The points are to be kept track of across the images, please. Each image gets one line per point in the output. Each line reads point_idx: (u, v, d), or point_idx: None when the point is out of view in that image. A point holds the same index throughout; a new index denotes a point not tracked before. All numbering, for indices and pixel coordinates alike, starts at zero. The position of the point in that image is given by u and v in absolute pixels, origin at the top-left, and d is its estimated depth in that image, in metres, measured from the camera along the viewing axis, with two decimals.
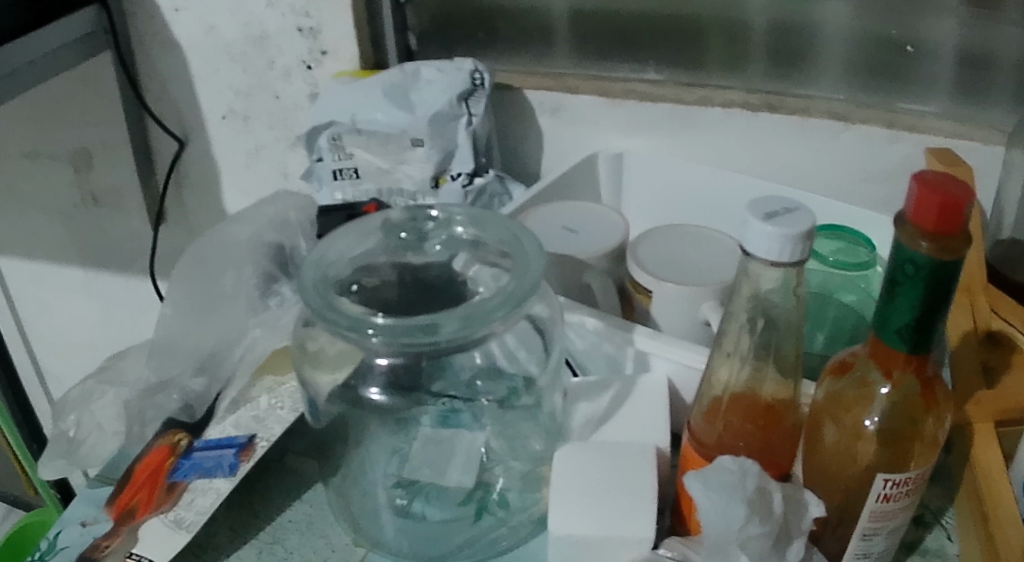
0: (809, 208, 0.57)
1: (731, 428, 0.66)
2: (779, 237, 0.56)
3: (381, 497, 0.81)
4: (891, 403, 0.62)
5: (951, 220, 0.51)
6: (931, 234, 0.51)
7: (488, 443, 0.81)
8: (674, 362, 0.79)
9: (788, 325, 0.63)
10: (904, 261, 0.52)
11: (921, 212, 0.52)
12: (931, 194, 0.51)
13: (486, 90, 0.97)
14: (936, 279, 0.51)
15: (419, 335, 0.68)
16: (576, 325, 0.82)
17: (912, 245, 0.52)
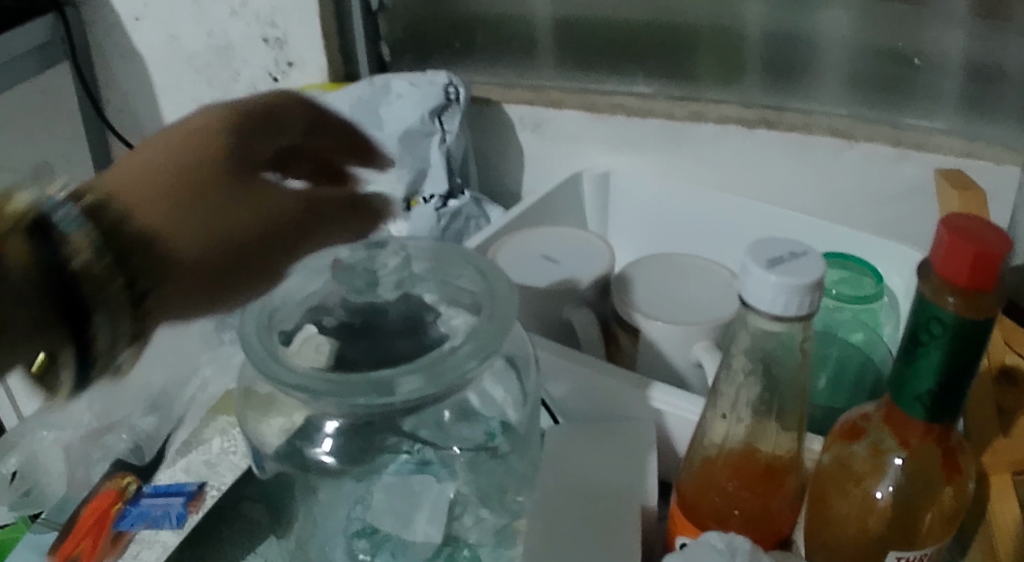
0: (818, 252, 0.45)
1: (724, 495, 0.49)
2: (784, 288, 0.43)
3: (337, 551, 0.66)
4: (908, 468, 0.46)
5: (986, 275, 0.39)
6: (962, 288, 0.40)
7: (458, 490, 0.65)
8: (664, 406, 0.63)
9: (794, 385, 0.48)
10: (927, 320, 0.40)
11: (951, 264, 0.40)
12: (965, 241, 0.39)
13: (462, 106, 0.86)
14: (958, 349, 0.40)
15: (370, 397, 0.56)
16: (562, 363, 0.65)
17: (939, 302, 0.40)
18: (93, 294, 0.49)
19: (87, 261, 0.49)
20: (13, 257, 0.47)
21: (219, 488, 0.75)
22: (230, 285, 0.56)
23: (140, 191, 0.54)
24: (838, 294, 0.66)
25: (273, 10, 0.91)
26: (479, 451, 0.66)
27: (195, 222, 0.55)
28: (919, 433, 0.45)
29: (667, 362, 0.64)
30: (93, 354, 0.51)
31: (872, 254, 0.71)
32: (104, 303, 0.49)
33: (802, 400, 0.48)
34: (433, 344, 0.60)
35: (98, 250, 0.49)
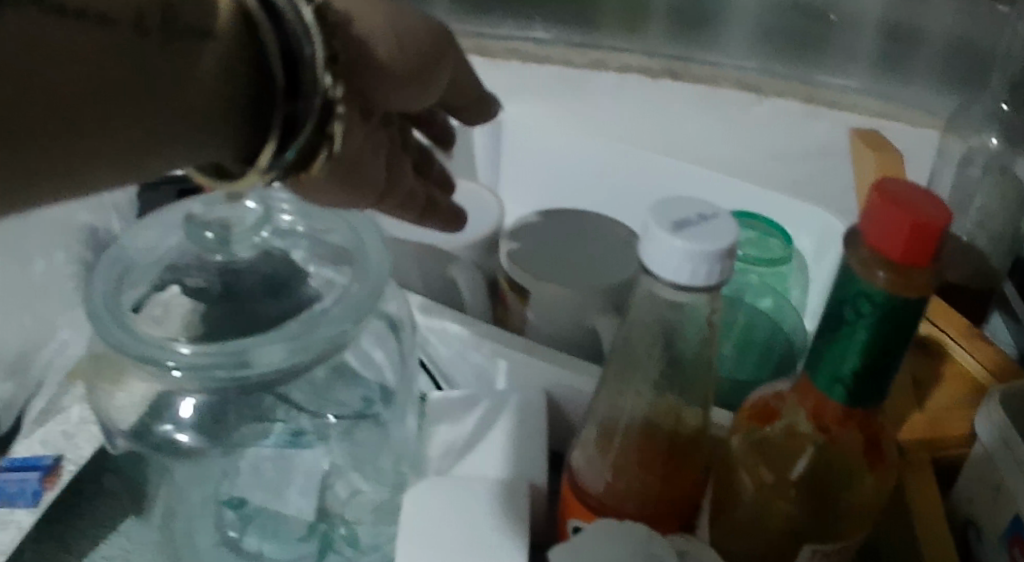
0: (730, 215, 0.40)
1: (623, 478, 0.43)
2: (690, 256, 0.38)
3: (201, 539, 0.60)
4: (825, 452, 0.40)
5: (922, 250, 0.34)
6: (894, 263, 0.35)
7: (333, 460, 0.61)
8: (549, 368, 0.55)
9: (697, 358, 0.43)
10: (854, 298, 0.36)
11: (884, 237, 0.35)
12: (902, 212, 0.35)
13: None
14: (885, 330, 0.35)
15: (228, 368, 0.49)
16: (445, 327, 0.58)
17: (867, 277, 0.35)
18: (315, 85, 0.40)
19: (284, 45, 0.39)
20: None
21: (78, 462, 0.63)
22: (385, 94, 0.45)
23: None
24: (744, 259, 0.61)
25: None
26: (358, 420, 0.60)
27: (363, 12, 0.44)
28: (839, 416, 0.38)
29: (558, 322, 0.57)
30: (296, 150, 0.41)
31: (780, 214, 0.66)
32: (321, 95, 0.40)
33: (709, 371, 0.44)
34: (304, 303, 0.53)
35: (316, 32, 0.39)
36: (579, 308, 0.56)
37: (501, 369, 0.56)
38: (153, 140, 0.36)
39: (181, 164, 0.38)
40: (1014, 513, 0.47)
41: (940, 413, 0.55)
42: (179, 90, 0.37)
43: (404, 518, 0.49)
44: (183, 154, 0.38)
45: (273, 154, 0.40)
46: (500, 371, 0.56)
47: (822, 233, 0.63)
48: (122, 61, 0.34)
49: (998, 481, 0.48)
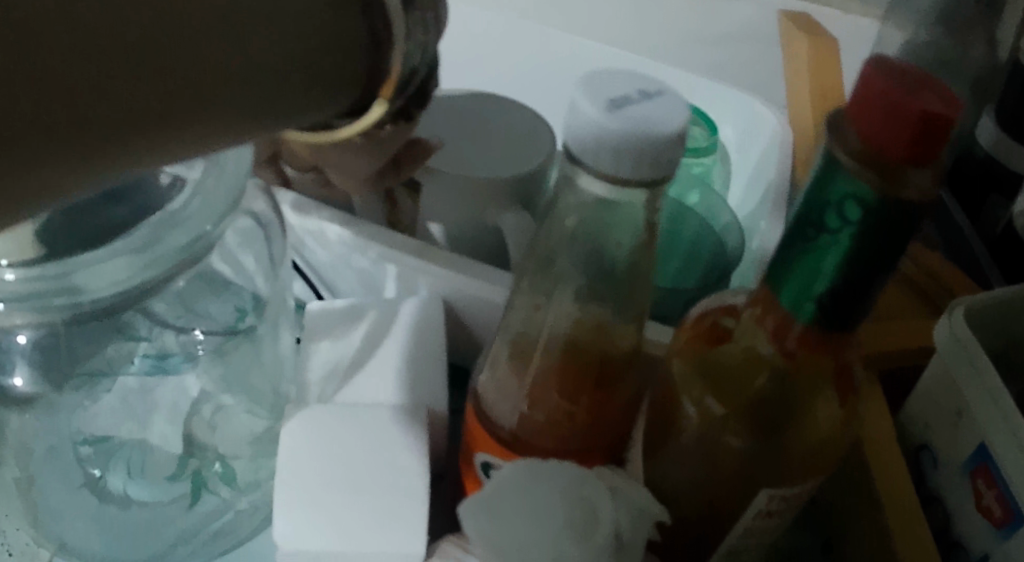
0: (675, 92, 0.30)
1: (545, 414, 0.34)
2: (629, 138, 0.28)
3: (49, 487, 0.47)
4: (787, 386, 0.32)
5: (931, 143, 0.27)
6: (901, 159, 0.27)
7: (203, 386, 0.49)
8: (444, 274, 0.44)
9: (636, 271, 0.33)
10: (838, 199, 0.28)
11: (883, 128, 0.28)
12: (909, 96, 0.27)
13: None
14: (876, 238, 0.28)
15: (61, 297, 0.39)
16: (321, 229, 0.46)
17: (855, 173, 0.28)
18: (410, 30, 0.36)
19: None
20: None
21: None
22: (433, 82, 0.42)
23: None
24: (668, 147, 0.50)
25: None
26: (228, 337, 0.49)
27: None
28: (807, 339, 0.31)
29: (454, 213, 0.49)
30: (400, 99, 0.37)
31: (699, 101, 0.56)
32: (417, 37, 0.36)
33: (648, 283, 0.34)
34: (155, 203, 0.42)
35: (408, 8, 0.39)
36: (477, 203, 0.48)
37: (391, 275, 0.46)
38: (257, 98, 0.28)
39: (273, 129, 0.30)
40: (979, 441, 0.42)
41: (904, 323, 0.48)
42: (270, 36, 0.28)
43: (282, 461, 0.39)
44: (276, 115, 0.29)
45: (382, 112, 0.36)
46: (390, 277, 0.46)
47: (748, 122, 0.54)
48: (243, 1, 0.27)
49: (960, 406, 0.44)
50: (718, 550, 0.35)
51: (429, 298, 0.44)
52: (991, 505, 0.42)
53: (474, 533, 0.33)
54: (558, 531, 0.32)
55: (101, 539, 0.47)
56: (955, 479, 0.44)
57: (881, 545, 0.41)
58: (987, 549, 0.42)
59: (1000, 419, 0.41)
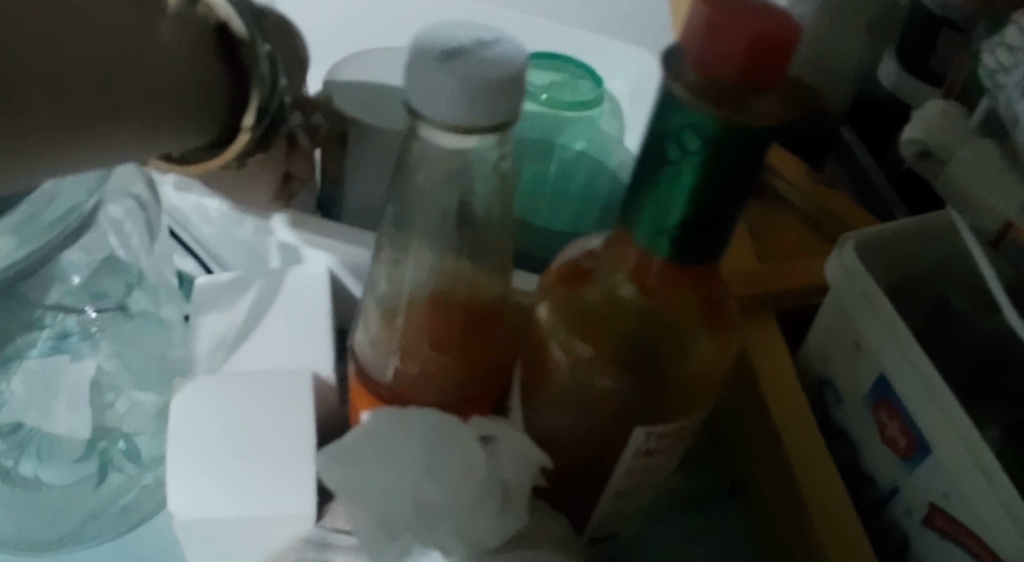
0: (513, 39, 0.30)
1: (417, 364, 0.34)
2: (463, 86, 0.28)
3: None
4: (652, 322, 0.32)
5: (764, 71, 0.27)
6: (734, 90, 0.27)
7: (100, 366, 0.48)
8: (334, 247, 0.44)
9: (493, 223, 0.33)
10: (678, 131, 0.28)
11: (715, 55, 0.27)
12: (740, 20, 0.27)
13: None
14: (721, 169, 0.28)
15: None
16: (201, 202, 0.45)
17: (694, 105, 0.27)
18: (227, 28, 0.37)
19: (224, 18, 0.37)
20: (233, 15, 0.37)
21: None
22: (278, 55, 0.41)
23: None
24: (556, 103, 0.49)
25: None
26: (118, 313, 0.49)
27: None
28: (667, 272, 0.31)
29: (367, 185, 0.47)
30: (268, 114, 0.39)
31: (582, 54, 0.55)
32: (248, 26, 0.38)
33: (507, 231, 0.34)
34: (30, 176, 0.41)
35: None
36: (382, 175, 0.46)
37: (274, 243, 0.45)
38: (165, 107, 0.32)
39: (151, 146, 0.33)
40: (878, 373, 0.42)
41: (796, 263, 0.48)
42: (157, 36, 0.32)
43: (172, 431, 0.38)
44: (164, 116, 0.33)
45: (251, 135, 0.39)
46: (272, 247, 0.45)
47: (639, 74, 0.54)
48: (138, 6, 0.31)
49: (858, 339, 0.43)
50: (606, 492, 0.35)
51: (323, 266, 0.44)
52: (897, 435, 0.42)
53: (332, 483, 0.33)
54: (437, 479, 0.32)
55: (12, 521, 0.44)
56: (857, 411, 0.44)
57: (783, 480, 0.41)
58: (897, 480, 0.42)
59: (894, 344, 0.41)
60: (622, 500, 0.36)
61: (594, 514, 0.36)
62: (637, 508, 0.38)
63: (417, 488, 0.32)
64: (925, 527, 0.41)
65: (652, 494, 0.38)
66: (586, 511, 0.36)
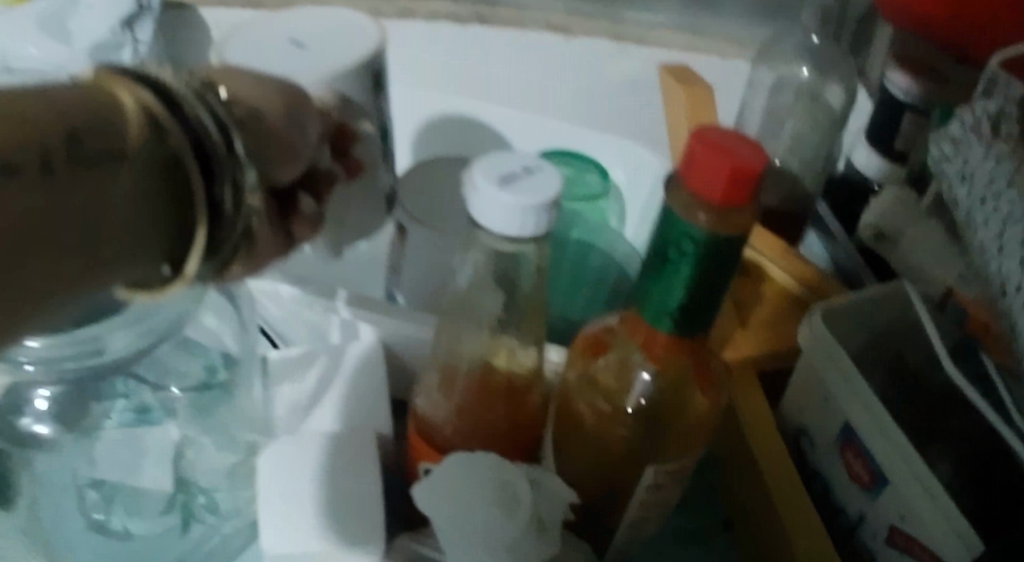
0: (552, 167, 0.39)
1: (469, 419, 0.43)
2: (518, 210, 0.36)
3: (68, 525, 0.53)
4: (657, 383, 0.41)
5: (744, 190, 0.36)
6: (715, 205, 0.36)
7: (183, 432, 0.55)
8: (388, 327, 0.53)
9: (531, 307, 0.42)
10: (678, 238, 0.36)
11: (702, 174, 0.36)
12: (724, 155, 0.36)
13: (155, 13, 0.71)
14: (709, 266, 0.36)
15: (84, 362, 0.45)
16: (274, 288, 0.55)
17: (689, 218, 0.36)
18: (197, 119, 0.34)
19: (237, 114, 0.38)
20: (197, 130, 0.34)
21: None
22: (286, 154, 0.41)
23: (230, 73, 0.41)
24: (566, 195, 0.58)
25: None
26: (201, 390, 0.55)
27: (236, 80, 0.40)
28: (668, 343, 0.39)
29: (422, 272, 0.57)
30: (227, 240, 0.36)
31: (590, 151, 0.62)
32: (213, 117, 0.35)
33: (542, 312, 0.43)
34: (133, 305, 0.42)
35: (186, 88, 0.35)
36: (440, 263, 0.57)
37: (336, 322, 0.54)
38: (100, 258, 0.33)
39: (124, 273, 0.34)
40: (844, 421, 0.49)
41: (770, 328, 0.57)
42: (85, 154, 0.31)
43: (262, 477, 0.47)
44: (134, 246, 0.34)
45: (206, 232, 0.35)
46: (335, 325, 0.54)
47: (637, 163, 0.61)
48: (74, 131, 0.31)
49: (825, 392, 0.51)
50: (623, 521, 0.43)
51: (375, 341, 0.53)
52: (859, 470, 0.49)
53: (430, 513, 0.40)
54: (495, 511, 0.40)
55: None
56: (828, 451, 0.51)
57: (763, 511, 0.49)
58: (861, 509, 0.49)
59: (853, 394, 0.48)
60: (635, 529, 0.44)
61: (614, 540, 0.44)
62: (648, 535, 0.46)
63: (485, 522, 0.40)
64: (888, 546, 0.48)
65: (660, 524, 0.46)
66: (608, 538, 0.45)
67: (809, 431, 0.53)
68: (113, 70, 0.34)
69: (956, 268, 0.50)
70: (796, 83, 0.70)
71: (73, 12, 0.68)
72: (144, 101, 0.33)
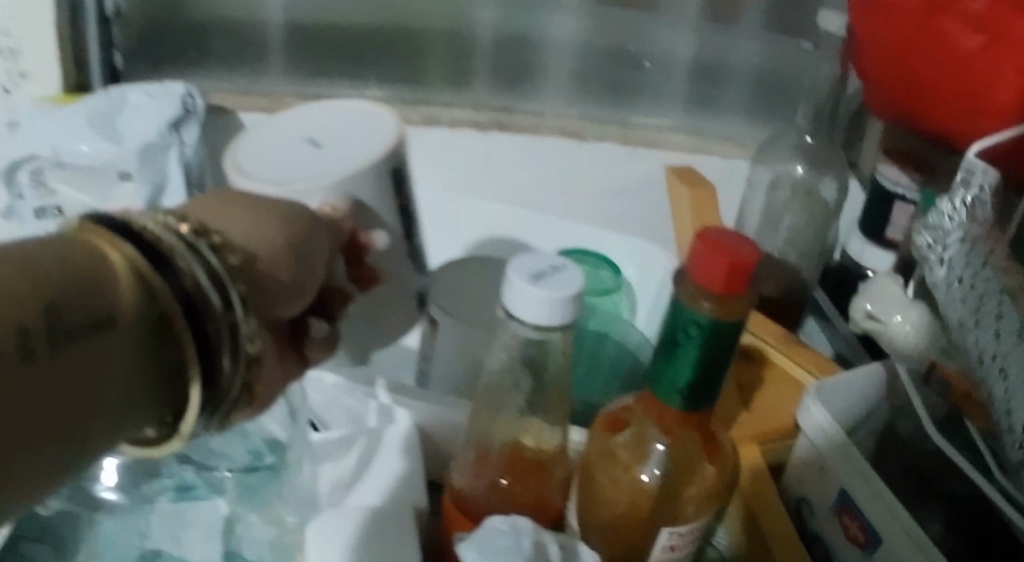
0: (576, 266, 0.44)
1: (499, 488, 0.48)
2: (547, 301, 0.42)
3: None
4: (670, 455, 0.46)
5: (741, 281, 0.42)
6: (717, 295, 0.41)
7: (230, 509, 0.60)
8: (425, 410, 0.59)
9: (557, 388, 0.48)
10: (685, 324, 0.42)
11: (705, 271, 0.42)
12: (724, 251, 0.42)
13: (201, 118, 0.75)
14: (713, 349, 0.42)
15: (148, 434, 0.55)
16: (318, 380, 0.61)
17: (693, 306, 0.41)
18: (186, 270, 0.35)
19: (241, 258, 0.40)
20: (187, 280, 0.35)
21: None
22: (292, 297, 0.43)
23: (246, 204, 0.43)
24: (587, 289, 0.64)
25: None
26: (249, 471, 0.62)
27: (237, 218, 0.42)
28: (678, 417, 0.45)
29: (453, 360, 0.63)
30: (227, 389, 0.37)
31: (603, 251, 0.69)
32: (203, 268, 0.36)
33: (565, 394, 0.49)
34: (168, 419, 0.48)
35: (182, 230, 0.37)
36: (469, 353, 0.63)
37: (375, 406, 0.59)
38: (102, 424, 0.33)
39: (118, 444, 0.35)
40: (838, 487, 0.54)
41: (771, 408, 0.62)
42: (70, 323, 0.32)
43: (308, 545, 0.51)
44: (131, 412, 0.35)
45: (200, 391, 0.35)
46: (374, 410, 0.59)
47: (646, 260, 0.67)
48: (58, 298, 0.32)
49: (821, 463, 0.55)
50: None
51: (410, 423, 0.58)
52: (855, 532, 0.53)
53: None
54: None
55: None
56: (826, 516, 0.55)
57: None
58: None
59: (845, 462, 0.53)
60: None
61: None
62: None
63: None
64: None
65: None
66: None
67: (810, 501, 0.57)
68: (95, 221, 0.35)
69: (936, 340, 0.54)
70: (789, 178, 0.77)
71: (122, 114, 0.74)
72: (131, 260, 0.34)
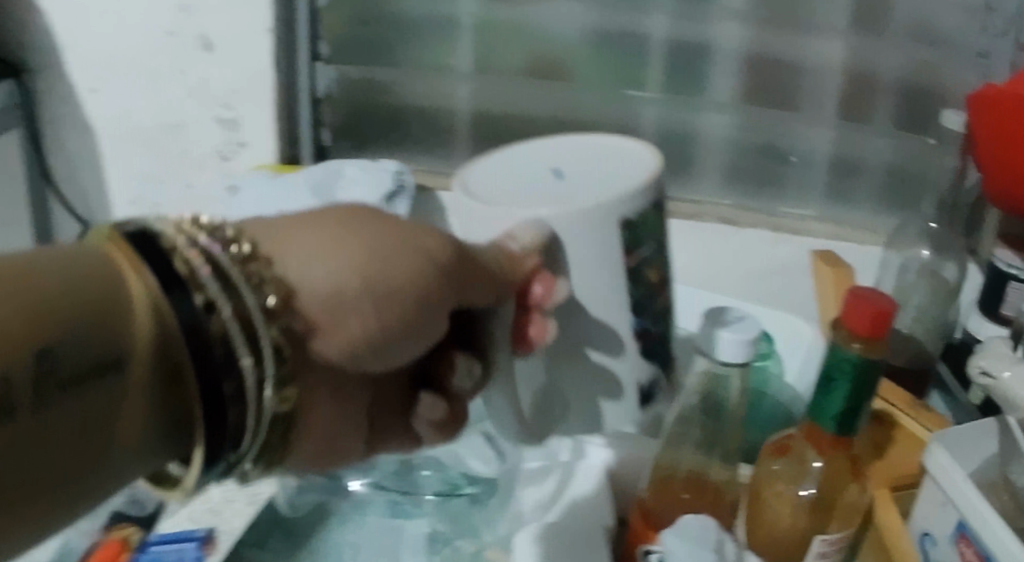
0: (755, 318, 0.59)
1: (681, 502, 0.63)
2: (738, 341, 0.57)
3: None
4: (824, 476, 0.60)
5: (883, 326, 0.55)
6: (864, 336, 0.55)
7: (435, 526, 0.77)
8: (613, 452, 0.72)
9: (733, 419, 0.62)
10: (840, 361, 0.55)
11: (855, 312, 0.55)
12: (867, 302, 0.55)
13: (409, 193, 0.96)
14: (860, 382, 0.55)
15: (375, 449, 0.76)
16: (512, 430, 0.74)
17: (846, 346, 0.55)
18: (204, 302, 0.49)
19: (282, 294, 0.53)
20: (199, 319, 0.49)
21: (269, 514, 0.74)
22: (375, 352, 0.57)
23: (318, 240, 0.55)
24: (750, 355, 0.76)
25: (223, 84, 0.99)
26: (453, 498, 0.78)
27: (304, 253, 0.55)
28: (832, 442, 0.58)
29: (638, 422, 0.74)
30: (248, 437, 0.52)
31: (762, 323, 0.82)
32: (227, 314, 0.50)
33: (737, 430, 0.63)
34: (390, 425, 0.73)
35: (219, 259, 0.51)
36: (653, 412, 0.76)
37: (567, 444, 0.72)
38: (114, 450, 0.49)
39: (144, 463, 0.51)
40: (958, 518, 0.66)
41: (898, 459, 0.75)
42: (65, 365, 0.46)
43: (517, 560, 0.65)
44: (142, 442, 0.50)
45: (205, 447, 0.51)
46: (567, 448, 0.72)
47: (797, 330, 0.80)
48: (67, 343, 0.46)
49: (943, 498, 0.67)
50: None
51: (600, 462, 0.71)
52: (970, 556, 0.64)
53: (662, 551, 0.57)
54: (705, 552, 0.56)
55: None
56: (946, 544, 0.67)
57: None
58: None
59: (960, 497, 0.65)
60: None
61: None
62: None
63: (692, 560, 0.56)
64: None
65: None
66: None
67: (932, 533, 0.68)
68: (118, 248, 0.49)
69: None
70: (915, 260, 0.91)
71: (338, 186, 0.93)
72: (149, 298, 0.49)
